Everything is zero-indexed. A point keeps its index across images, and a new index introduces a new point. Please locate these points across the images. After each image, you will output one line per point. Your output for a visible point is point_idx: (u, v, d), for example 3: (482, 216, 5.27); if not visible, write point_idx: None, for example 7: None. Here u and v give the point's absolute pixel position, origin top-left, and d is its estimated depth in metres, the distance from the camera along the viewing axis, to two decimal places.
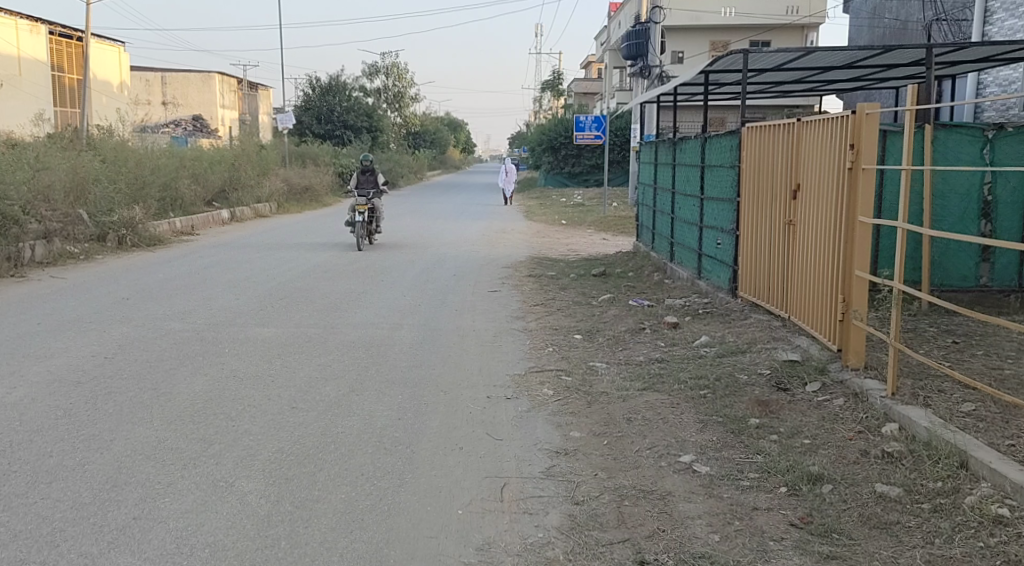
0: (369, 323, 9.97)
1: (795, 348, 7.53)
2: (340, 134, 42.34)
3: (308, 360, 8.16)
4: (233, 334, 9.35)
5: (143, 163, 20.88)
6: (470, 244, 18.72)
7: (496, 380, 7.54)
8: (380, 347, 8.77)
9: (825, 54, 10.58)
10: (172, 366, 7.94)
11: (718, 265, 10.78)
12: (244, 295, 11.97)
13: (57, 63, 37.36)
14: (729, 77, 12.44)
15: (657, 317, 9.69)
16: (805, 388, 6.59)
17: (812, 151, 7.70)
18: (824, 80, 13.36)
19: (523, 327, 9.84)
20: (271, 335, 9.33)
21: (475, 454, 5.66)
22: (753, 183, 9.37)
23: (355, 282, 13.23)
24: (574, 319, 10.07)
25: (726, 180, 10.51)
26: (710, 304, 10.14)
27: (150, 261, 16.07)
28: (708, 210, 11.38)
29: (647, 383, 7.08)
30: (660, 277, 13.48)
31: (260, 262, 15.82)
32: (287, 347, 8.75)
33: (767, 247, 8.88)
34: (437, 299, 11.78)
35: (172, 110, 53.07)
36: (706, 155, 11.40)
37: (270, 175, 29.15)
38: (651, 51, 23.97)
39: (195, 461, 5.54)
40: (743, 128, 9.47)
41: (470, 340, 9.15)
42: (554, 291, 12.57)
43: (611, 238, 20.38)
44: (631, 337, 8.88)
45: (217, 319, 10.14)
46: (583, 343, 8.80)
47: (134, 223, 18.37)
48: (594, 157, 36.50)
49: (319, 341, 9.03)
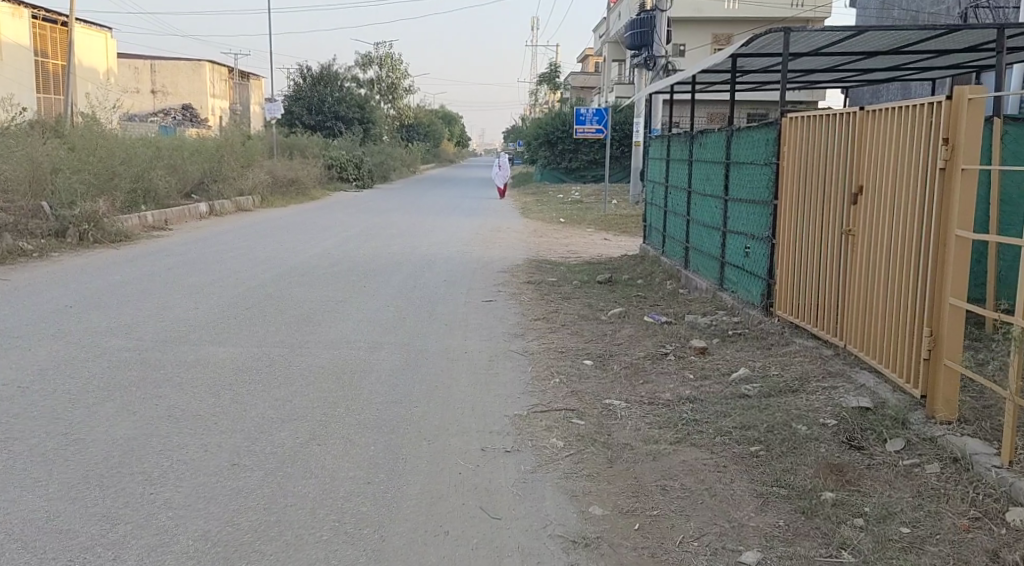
0: (343, 342, 8.55)
1: (861, 390, 6.14)
2: (331, 125, 40.81)
3: (265, 393, 6.75)
4: (179, 355, 7.93)
5: (115, 152, 19.42)
6: (463, 244, 17.30)
7: (492, 423, 6.12)
8: (353, 374, 7.36)
9: (878, 35, 9.15)
10: (95, 401, 6.51)
11: (747, 278, 9.38)
12: (203, 303, 10.55)
13: (39, 49, 35.76)
14: (758, 61, 10.99)
15: (680, 339, 8.30)
16: (884, 447, 5.21)
17: (883, 147, 6.35)
18: (862, 69, 11.92)
19: (523, 349, 8.42)
20: (226, 357, 7.90)
21: (463, 547, 4.33)
22: (796, 183, 7.99)
23: (334, 289, 11.79)
24: (583, 339, 8.66)
25: (758, 179, 9.14)
26: (740, 324, 8.73)
27: (111, 259, 14.60)
28: (734, 212, 9.98)
29: (679, 434, 5.66)
30: (674, 286, 12.08)
31: (231, 262, 14.40)
32: (242, 373, 7.36)
33: (814, 260, 7.52)
34: (425, 311, 10.37)
35: (161, 98, 51.53)
36: (734, 150, 9.99)
37: (255, 166, 27.70)
38: (656, 41, 22.51)
39: (89, 555, 4.24)
40: (786, 117, 8.07)
41: (461, 367, 7.72)
42: (557, 301, 11.15)
43: (614, 238, 19.00)
44: (651, 365, 7.47)
45: (169, 335, 8.73)
46: (597, 372, 7.39)
47: (98, 218, 16.87)
48: (592, 152, 35.05)
49: (281, 366, 7.61)
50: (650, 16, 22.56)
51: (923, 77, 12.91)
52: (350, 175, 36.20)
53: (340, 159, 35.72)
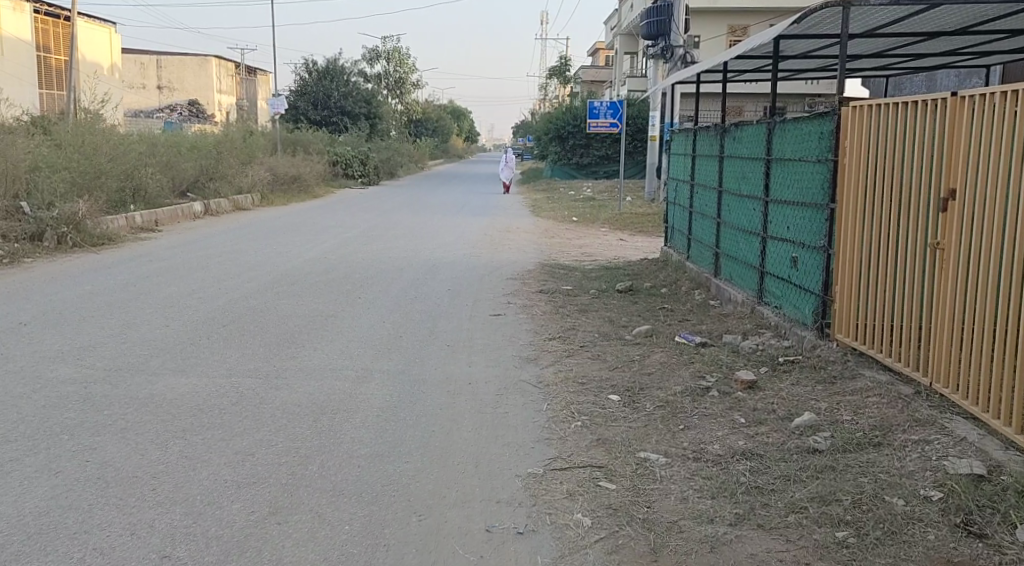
0: (326, 371, 7.33)
1: (963, 444, 4.96)
2: (337, 121, 39.63)
3: (225, 441, 5.54)
4: (133, 390, 6.73)
5: (102, 149, 18.22)
6: (471, 246, 16.09)
7: (500, 488, 4.89)
8: (335, 415, 6.15)
9: (953, 6, 7.86)
10: (15, 456, 5.31)
11: (793, 291, 8.19)
12: (176, 320, 9.33)
13: (42, 44, 34.71)
14: (800, 44, 9.71)
15: (723, 369, 7.05)
16: (1016, 533, 4.07)
17: (984, 143, 5.30)
18: (911, 54, 10.69)
19: (537, 378, 7.18)
20: (187, 391, 6.70)
21: None
22: (861, 185, 6.86)
23: (326, 301, 10.59)
24: (607, 366, 7.42)
25: (809, 178, 7.90)
26: (791, 350, 7.49)
27: (87, 266, 13.37)
28: (776, 215, 8.74)
29: (739, 508, 4.48)
30: (703, 296, 10.86)
31: (217, 269, 13.18)
32: (201, 412, 6.15)
33: (880, 276, 6.42)
34: (425, 328, 9.14)
35: (167, 95, 50.29)
36: (776, 144, 8.75)
37: (255, 163, 26.52)
38: (674, 30, 21.15)
39: None
40: (851, 107, 6.95)
41: (464, 404, 6.50)
42: (573, 315, 9.91)
43: (630, 239, 17.79)
44: (691, 404, 6.24)
45: (126, 362, 7.52)
46: (626, 413, 6.15)
47: (77, 220, 15.61)
48: (604, 147, 33.82)
49: (250, 402, 6.40)
50: (667, 4, 21.20)
51: (978, 63, 11.66)
52: (355, 172, 35.05)
53: (344, 155, 34.60)
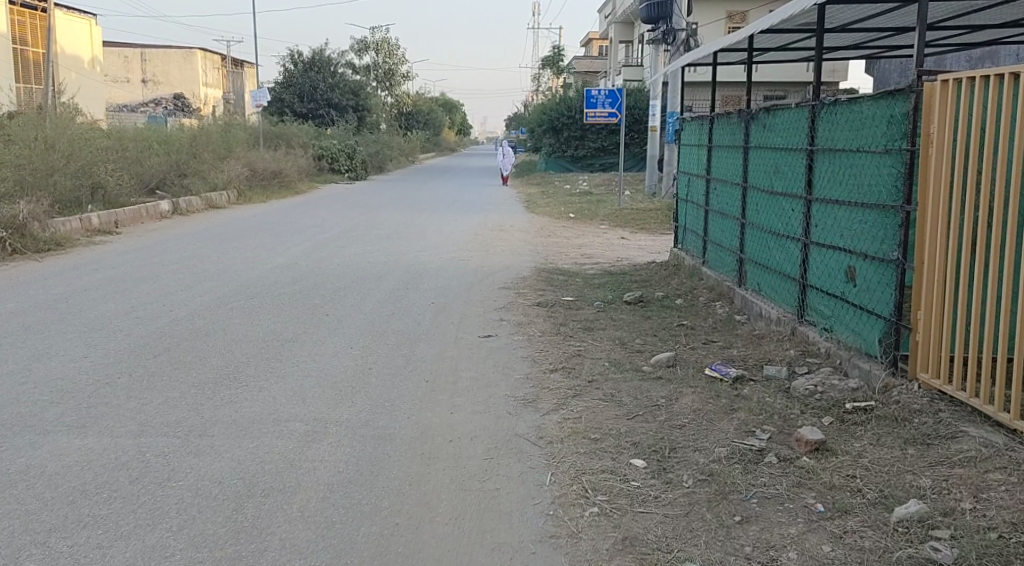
0: (267, 423, 5.75)
1: None
2: (323, 113, 37.89)
3: (101, 551, 4.04)
4: (9, 456, 5.14)
5: (58, 142, 16.53)
6: (459, 248, 14.49)
7: None
8: (265, 495, 4.59)
9: None
10: None
11: (848, 312, 6.63)
12: (99, 350, 7.72)
13: (17, 36, 32.95)
14: (843, 12, 8.21)
15: (776, 423, 5.46)
16: None
17: None
18: (968, 26, 9.14)
19: (536, 432, 5.60)
20: (79, 458, 5.12)
21: None
22: (958, 183, 5.36)
23: (286, 321, 8.97)
24: (624, 413, 5.85)
25: (871, 174, 6.32)
26: (860, 394, 5.91)
27: (22, 276, 11.71)
28: (823, 217, 7.16)
29: None
30: (726, 310, 9.28)
31: (170, 280, 11.51)
32: (82, 496, 4.54)
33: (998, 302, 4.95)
34: (399, 357, 7.52)
35: (152, 88, 48.45)
36: (823, 131, 7.17)
37: (233, 157, 24.81)
38: (676, 13, 19.51)
39: None
40: (938, 83, 5.46)
41: (441, 474, 4.93)
42: (577, 335, 8.32)
43: (632, 237, 16.20)
44: (744, 475, 4.67)
45: (16, 413, 5.92)
46: (658, 491, 4.58)
47: (20, 223, 13.93)
48: (599, 139, 32.19)
49: (155, 476, 4.83)
50: None
51: None
52: (342, 166, 33.36)
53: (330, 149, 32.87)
